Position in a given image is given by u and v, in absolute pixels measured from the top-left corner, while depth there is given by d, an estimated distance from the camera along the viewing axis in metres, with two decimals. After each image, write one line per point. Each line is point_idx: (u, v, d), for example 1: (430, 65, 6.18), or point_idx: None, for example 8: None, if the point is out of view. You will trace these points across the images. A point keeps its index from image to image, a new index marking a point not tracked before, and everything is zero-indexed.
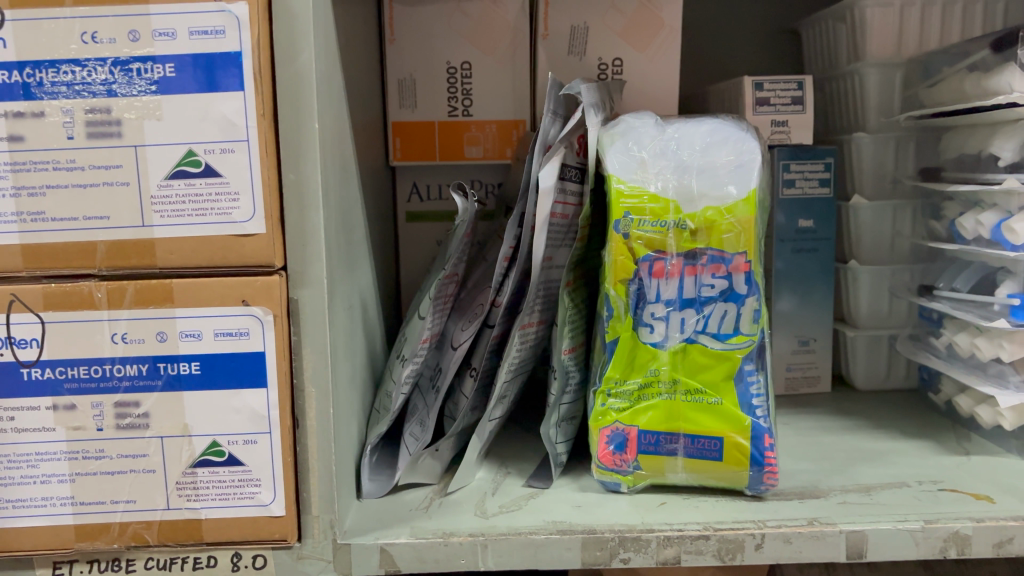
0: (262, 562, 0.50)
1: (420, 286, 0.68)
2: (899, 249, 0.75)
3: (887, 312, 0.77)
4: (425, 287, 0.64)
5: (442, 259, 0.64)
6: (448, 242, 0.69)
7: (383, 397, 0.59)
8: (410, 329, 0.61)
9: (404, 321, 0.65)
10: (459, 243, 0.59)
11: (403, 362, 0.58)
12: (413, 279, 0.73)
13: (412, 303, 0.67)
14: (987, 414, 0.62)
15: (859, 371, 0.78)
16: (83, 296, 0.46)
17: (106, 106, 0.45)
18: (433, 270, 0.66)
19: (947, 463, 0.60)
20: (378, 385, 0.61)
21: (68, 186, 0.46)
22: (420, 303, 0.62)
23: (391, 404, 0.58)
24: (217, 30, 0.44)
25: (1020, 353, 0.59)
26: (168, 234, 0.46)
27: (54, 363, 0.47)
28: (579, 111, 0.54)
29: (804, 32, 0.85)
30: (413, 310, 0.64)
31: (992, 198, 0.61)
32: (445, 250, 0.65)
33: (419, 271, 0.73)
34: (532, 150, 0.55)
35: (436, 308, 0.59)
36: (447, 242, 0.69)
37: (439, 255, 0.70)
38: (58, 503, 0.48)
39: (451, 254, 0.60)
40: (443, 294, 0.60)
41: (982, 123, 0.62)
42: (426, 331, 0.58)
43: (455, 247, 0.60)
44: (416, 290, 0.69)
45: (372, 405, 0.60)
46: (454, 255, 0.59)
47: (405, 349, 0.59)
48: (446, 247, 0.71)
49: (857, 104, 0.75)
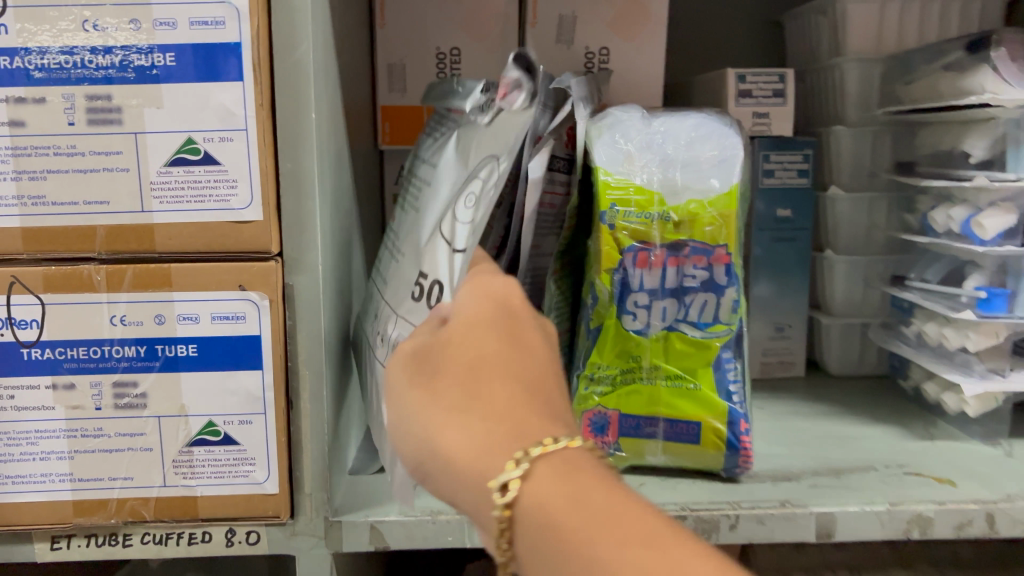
0: (256, 537, 0.52)
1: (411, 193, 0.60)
2: (874, 240, 0.78)
3: (861, 300, 0.79)
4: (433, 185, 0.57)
5: (448, 154, 0.56)
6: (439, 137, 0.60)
7: (403, 318, 0.54)
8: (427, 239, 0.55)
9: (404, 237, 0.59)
10: (503, 142, 0.53)
11: (434, 283, 0.53)
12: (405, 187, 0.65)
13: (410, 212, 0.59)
14: (952, 401, 0.65)
15: (833, 356, 0.81)
16: (83, 279, 0.47)
17: (107, 94, 0.46)
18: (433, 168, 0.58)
19: (914, 448, 0.63)
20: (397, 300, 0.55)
21: (68, 171, 0.47)
22: (441, 208, 0.55)
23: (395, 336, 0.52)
24: (218, 21, 0.45)
25: (985, 343, 0.61)
26: (168, 219, 0.47)
27: (53, 344, 0.48)
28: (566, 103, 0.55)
29: (788, 23, 0.87)
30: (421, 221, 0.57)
31: (963, 193, 0.63)
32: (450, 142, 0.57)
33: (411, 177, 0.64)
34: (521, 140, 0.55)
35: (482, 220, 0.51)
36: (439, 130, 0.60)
37: (427, 148, 0.61)
38: (56, 480, 0.49)
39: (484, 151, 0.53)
40: (463, 199, 0.53)
41: (955, 121, 0.64)
42: (457, 254, 0.52)
43: (490, 141, 0.54)
44: (405, 196, 0.62)
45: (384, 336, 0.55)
46: (496, 157, 0.52)
47: (426, 265, 0.54)
48: (429, 139, 0.62)
49: (838, 96, 0.77)
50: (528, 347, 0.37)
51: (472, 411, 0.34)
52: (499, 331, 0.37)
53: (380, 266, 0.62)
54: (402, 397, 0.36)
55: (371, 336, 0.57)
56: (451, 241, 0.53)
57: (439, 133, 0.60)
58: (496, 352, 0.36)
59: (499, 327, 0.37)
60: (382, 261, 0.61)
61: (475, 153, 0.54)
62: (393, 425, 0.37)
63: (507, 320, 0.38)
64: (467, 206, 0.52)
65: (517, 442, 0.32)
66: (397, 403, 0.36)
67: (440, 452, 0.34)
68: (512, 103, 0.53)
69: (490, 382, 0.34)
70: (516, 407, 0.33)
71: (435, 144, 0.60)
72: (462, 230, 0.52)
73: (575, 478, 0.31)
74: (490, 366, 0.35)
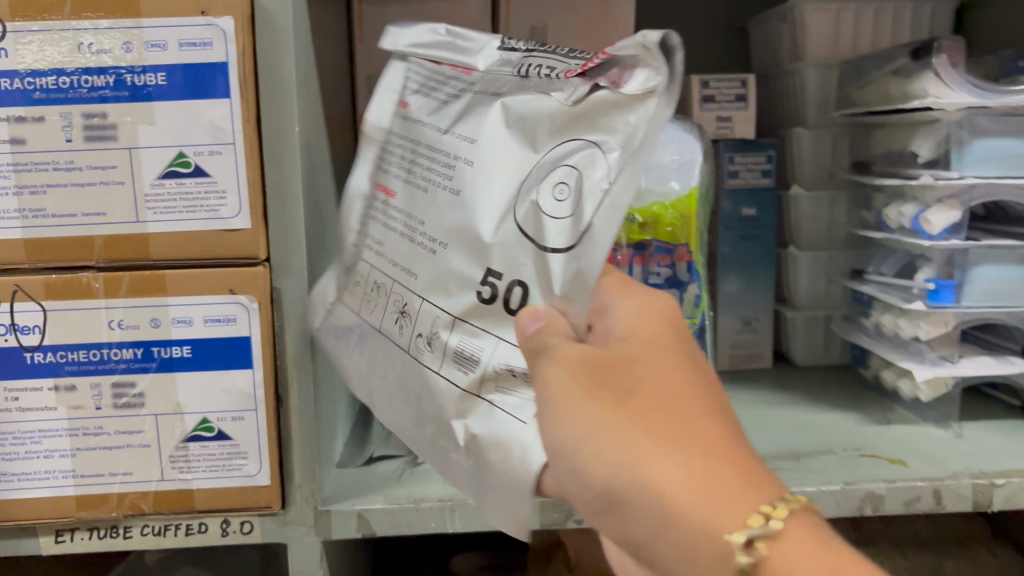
0: (250, 527, 0.55)
1: (415, 165, 0.53)
2: (835, 236, 0.81)
3: (824, 294, 0.83)
4: (472, 160, 0.48)
5: (485, 125, 0.48)
6: (415, 93, 0.56)
7: (456, 321, 0.48)
8: (498, 225, 0.46)
9: (418, 219, 0.51)
10: (595, 127, 0.43)
11: (514, 284, 0.45)
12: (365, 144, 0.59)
13: (416, 188, 0.52)
14: (907, 387, 0.68)
15: (799, 349, 0.84)
16: (82, 286, 0.50)
17: (102, 112, 0.49)
18: (449, 135, 0.51)
19: (871, 432, 0.66)
20: (423, 293, 0.50)
21: (66, 184, 0.50)
22: (513, 193, 0.46)
23: (450, 337, 0.48)
24: (205, 42, 0.48)
25: (935, 331, 0.65)
26: (162, 229, 0.50)
27: (55, 348, 0.51)
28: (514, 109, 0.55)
29: (751, 30, 0.91)
30: (446, 201, 0.49)
31: (913, 191, 0.67)
32: (489, 112, 0.48)
33: (377, 146, 0.58)
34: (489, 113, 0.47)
35: (603, 229, 0.41)
36: (432, 90, 0.54)
37: (404, 110, 0.56)
38: (60, 476, 0.52)
39: (575, 137, 0.44)
40: (551, 189, 0.44)
41: (905, 123, 0.68)
42: (561, 253, 0.43)
43: (582, 118, 0.43)
44: (394, 170, 0.55)
45: (421, 335, 0.50)
46: (596, 145, 0.43)
47: (496, 262, 0.46)
48: (403, 96, 0.57)
49: (798, 100, 0.81)
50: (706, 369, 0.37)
51: (696, 446, 0.33)
52: (687, 356, 0.37)
53: (358, 239, 0.57)
54: (582, 412, 0.35)
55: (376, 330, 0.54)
56: (553, 249, 0.43)
57: (440, 93, 0.53)
58: (693, 378, 0.36)
59: (684, 351, 0.37)
60: (377, 241, 0.55)
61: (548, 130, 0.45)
62: (568, 444, 0.35)
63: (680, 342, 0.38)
64: (559, 202, 0.43)
65: (735, 490, 0.32)
66: (579, 420, 0.35)
67: (651, 488, 0.32)
68: (626, 82, 0.41)
69: (692, 409, 0.34)
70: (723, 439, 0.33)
71: (433, 105, 0.53)
72: (555, 227, 0.43)
73: (812, 540, 0.31)
74: (694, 393, 0.35)
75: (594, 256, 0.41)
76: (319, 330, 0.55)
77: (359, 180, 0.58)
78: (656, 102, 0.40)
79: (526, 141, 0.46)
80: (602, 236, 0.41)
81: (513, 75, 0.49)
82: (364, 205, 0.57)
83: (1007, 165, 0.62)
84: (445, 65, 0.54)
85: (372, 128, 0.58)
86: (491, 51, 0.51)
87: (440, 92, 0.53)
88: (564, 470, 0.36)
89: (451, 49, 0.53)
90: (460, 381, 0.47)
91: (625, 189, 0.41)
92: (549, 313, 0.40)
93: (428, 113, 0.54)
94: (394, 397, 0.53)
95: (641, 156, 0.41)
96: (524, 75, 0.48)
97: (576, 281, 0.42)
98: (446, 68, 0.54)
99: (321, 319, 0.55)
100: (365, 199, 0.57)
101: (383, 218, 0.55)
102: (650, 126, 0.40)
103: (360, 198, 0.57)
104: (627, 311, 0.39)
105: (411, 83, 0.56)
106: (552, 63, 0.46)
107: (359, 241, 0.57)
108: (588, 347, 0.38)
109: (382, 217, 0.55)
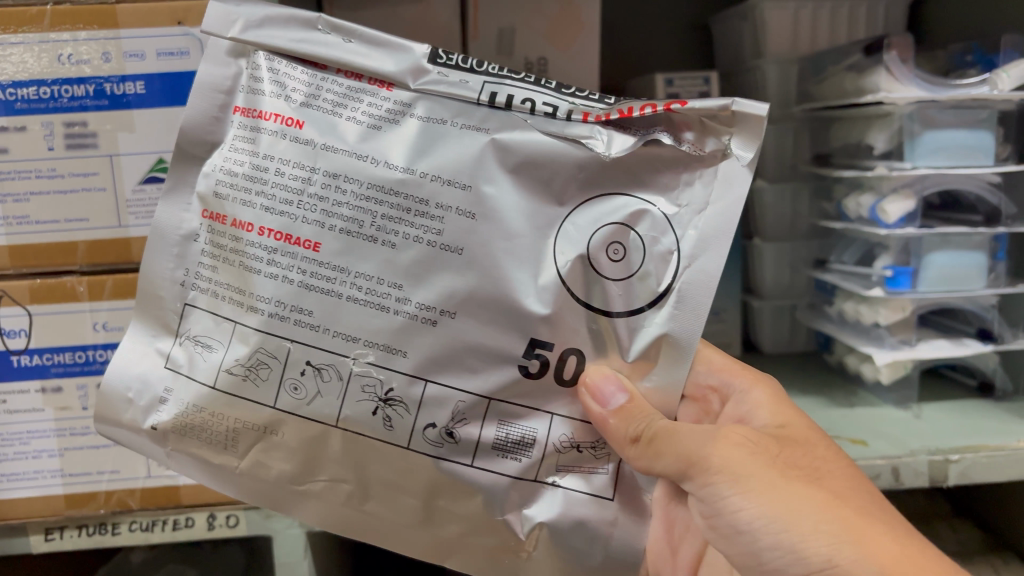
0: (236, 521, 0.56)
1: (343, 208, 0.43)
2: (799, 227, 0.83)
3: (789, 283, 0.85)
4: (470, 209, 0.43)
5: (466, 163, 0.43)
6: (321, 108, 0.45)
7: (491, 403, 0.44)
8: (547, 290, 0.43)
9: (390, 278, 0.43)
10: (643, 182, 0.44)
11: (569, 353, 0.44)
12: (200, 188, 0.46)
13: (359, 239, 0.43)
14: (869, 371, 0.71)
15: (766, 337, 0.87)
16: (66, 289, 0.52)
17: (83, 121, 0.50)
18: (408, 174, 0.43)
19: (835, 415, 0.69)
20: (424, 374, 0.43)
21: (50, 192, 0.51)
22: (556, 253, 0.43)
23: (485, 421, 0.44)
24: (182, 51, 0.49)
25: (893, 317, 0.68)
26: (143, 233, 0.52)
27: (41, 350, 0.53)
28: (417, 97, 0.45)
29: (714, 28, 0.93)
30: (437, 258, 0.43)
31: (870, 182, 0.69)
32: (478, 150, 0.43)
33: (246, 166, 0.44)
34: (404, 136, 0.44)
35: (697, 295, 0.44)
36: (338, 107, 0.45)
37: (296, 127, 0.44)
38: (49, 475, 0.54)
39: (614, 194, 0.44)
40: (606, 248, 0.43)
41: (861, 117, 0.70)
42: (646, 312, 0.44)
43: (616, 169, 0.44)
44: (304, 211, 0.43)
45: (439, 427, 0.44)
46: (650, 204, 0.44)
47: (544, 335, 0.44)
48: (240, 97, 0.46)
49: (760, 95, 0.83)
50: (838, 461, 0.45)
51: (873, 526, 0.40)
52: (828, 454, 0.46)
53: (208, 303, 0.45)
54: (781, 493, 0.41)
55: (308, 416, 0.44)
56: (632, 311, 0.44)
57: (348, 113, 0.45)
58: (835, 472, 0.44)
59: (816, 449, 0.46)
60: (291, 305, 0.43)
61: (573, 182, 0.44)
62: (770, 521, 0.41)
63: (814, 441, 0.46)
64: (623, 261, 0.43)
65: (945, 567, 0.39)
66: (777, 501, 0.41)
67: (870, 560, 0.39)
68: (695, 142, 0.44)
69: (851, 499, 0.42)
70: (913, 531, 0.41)
71: (352, 127, 0.44)
72: (619, 289, 0.43)
73: None
74: (844, 486, 0.43)
75: (680, 319, 0.44)
76: (125, 421, 0.47)
77: (179, 221, 0.47)
78: (731, 165, 0.44)
79: (540, 190, 0.44)
80: (691, 298, 0.44)
81: (476, 104, 0.44)
82: (228, 251, 0.45)
83: (959, 156, 0.64)
84: (341, 73, 0.46)
85: (207, 169, 0.46)
86: (422, 61, 0.45)
87: (352, 109, 0.45)
88: (769, 547, 0.41)
89: (355, 54, 0.45)
90: (509, 470, 0.45)
91: (718, 256, 0.43)
92: (625, 386, 0.44)
93: (351, 134, 0.44)
94: (368, 501, 0.46)
95: (728, 224, 0.43)
96: (494, 104, 0.44)
97: (666, 348, 0.44)
98: (342, 77, 0.45)
99: (168, 410, 0.46)
100: (218, 246, 0.45)
101: (297, 275, 0.43)
102: (732, 195, 0.43)
103: (199, 242, 0.46)
104: (759, 400, 0.49)
105: (286, 93, 0.45)
106: (531, 95, 0.44)
107: (192, 289, 0.46)
108: (744, 432, 0.44)
109: (293, 272, 0.43)
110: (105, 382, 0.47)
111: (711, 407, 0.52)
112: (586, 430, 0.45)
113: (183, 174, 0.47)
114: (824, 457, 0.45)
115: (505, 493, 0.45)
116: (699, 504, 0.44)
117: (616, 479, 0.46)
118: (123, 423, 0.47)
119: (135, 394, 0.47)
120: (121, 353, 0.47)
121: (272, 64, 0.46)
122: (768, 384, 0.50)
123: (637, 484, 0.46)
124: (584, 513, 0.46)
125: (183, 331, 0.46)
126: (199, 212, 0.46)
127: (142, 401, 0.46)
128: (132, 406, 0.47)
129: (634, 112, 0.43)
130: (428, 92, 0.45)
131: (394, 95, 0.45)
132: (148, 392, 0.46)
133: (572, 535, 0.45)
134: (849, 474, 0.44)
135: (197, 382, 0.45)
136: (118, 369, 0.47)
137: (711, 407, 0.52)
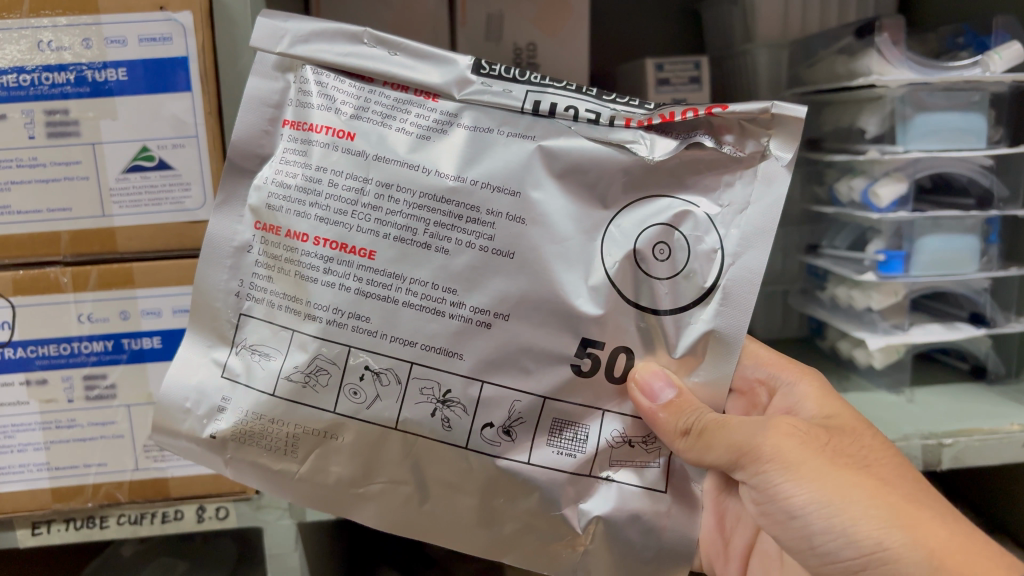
0: (225, 512, 0.56)
1: (397, 217, 0.43)
2: (791, 211, 0.82)
3: (781, 270, 0.85)
4: (518, 213, 0.43)
5: (514, 171, 0.44)
6: (364, 118, 0.44)
7: (547, 401, 0.44)
8: (598, 292, 0.44)
9: (444, 283, 0.43)
10: (683, 184, 0.44)
11: (619, 351, 0.45)
12: (251, 201, 0.45)
13: (414, 246, 0.43)
14: (862, 356, 0.71)
15: (757, 323, 0.88)
16: (49, 281, 0.51)
17: (64, 108, 0.49)
18: (460, 182, 0.43)
19: None
20: (480, 376, 0.44)
21: (32, 181, 0.50)
22: (604, 256, 0.44)
23: (541, 420, 0.45)
24: (165, 37, 0.49)
25: (886, 300, 0.68)
26: (128, 222, 0.51)
27: (24, 343, 0.52)
28: (466, 111, 0.45)
29: (704, 13, 0.92)
30: (490, 263, 0.43)
31: (863, 167, 0.69)
32: (526, 158, 0.44)
33: (299, 178, 0.44)
34: (459, 148, 0.44)
35: (742, 293, 0.44)
36: (387, 117, 0.44)
37: (347, 139, 0.44)
38: (35, 469, 0.53)
39: (659, 195, 0.44)
40: (652, 248, 0.44)
41: (852, 100, 0.70)
42: (692, 309, 0.44)
43: (659, 173, 0.44)
44: (358, 220, 0.43)
45: (497, 426, 0.44)
46: (694, 205, 0.44)
47: (595, 333, 0.44)
48: (289, 110, 0.46)
49: (751, 80, 0.83)
50: (881, 444, 0.46)
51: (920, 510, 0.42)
52: (872, 438, 0.46)
53: (264, 313, 0.45)
54: (832, 480, 0.42)
55: (369, 419, 0.44)
56: (679, 308, 0.44)
57: (398, 124, 0.44)
58: (880, 456, 0.45)
59: (860, 434, 0.47)
60: (348, 312, 0.43)
61: (616, 185, 0.44)
62: (824, 505, 0.42)
63: (857, 426, 0.47)
64: (669, 260, 0.44)
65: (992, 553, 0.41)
66: (830, 486, 0.42)
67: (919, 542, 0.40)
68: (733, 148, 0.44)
69: (900, 482, 0.43)
70: (957, 515, 0.43)
71: (402, 138, 0.44)
72: (663, 288, 0.44)
73: None
74: (890, 469, 0.44)
75: (726, 316, 0.44)
76: (183, 432, 0.46)
77: (233, 233, 0.46)
78: (771, 165, 0.44)
79: (587, 194, 0.44)
80: (737, 294, 0.44)
81: (521, 113, 0.44)
82: (283, 257, 0.44)
83: (950, 139, 0.64)
84: (388, 85, 0.45)
85: (257, 182, 0.45)
86: (467, 72, 0.45)
87: (401, 120, 0.44)
88: (821, 531, 0.42)
89: (401, 68, 0.45)
90: (566, 465, 0.45)
91: (761, 252, 0.44)
92: (674, 381, 0.45)
93: (402, 145, 0.44)
94: (427, 501, 0.46)
95: (770, 221, 0.44)
96: (537, 112, 0.44)
97: (713, 344, 0.45)
98: (389, 89, 0.45)
99: (227, 419, 0.45)
100: (272, 256, 0.45)
101: (353, 283, 0.43)
102: (772, 194, 0.44)
103: (252, 254, 0.45)
104: (806, 392, 0.50)
105: (335, 105, 0.45)
106: (574, 103, 0.44)
107: (247, 298, 0.45)
108: (794, 422, 0.45)
109: (349, 280, 0.43)
110: (161, 393, 0.47)
111: (758, 400, 0.53)
112: (637, 425, 0.46)
113: (233, 189, 0.46)
114: (868, 442, 0.46)
115: (562, 489, 0.45)
116: (751, 491, 0.45)
117: (668, 472, 0.47)
118: (181, 433, 0.46)
119: (193, 404, 0.46)
120: (175, 365, 0.47)
121: (320, 77, 0.45)
122: (814, 376, 0.51)
123: (688, 476, 0.47)
124: (623, 502, 0.46)
125: (238, 341, 0.45)
126: (251, 223, 0.45)
127: (200, 410, 0.46)
128: (190, 417, 0.46)
129: (675, 116, 0.44)
130: (473, 102, 0.45)
131: (444, 107, 0.45)
132: (206, 401, 0.46)
133: (624, 529, 0.46)
134: (895, 458, 0.45)
135: (256, 390, 0.45)
136: (175, 379, 0.46)
137: (759, 401, 0.53)
